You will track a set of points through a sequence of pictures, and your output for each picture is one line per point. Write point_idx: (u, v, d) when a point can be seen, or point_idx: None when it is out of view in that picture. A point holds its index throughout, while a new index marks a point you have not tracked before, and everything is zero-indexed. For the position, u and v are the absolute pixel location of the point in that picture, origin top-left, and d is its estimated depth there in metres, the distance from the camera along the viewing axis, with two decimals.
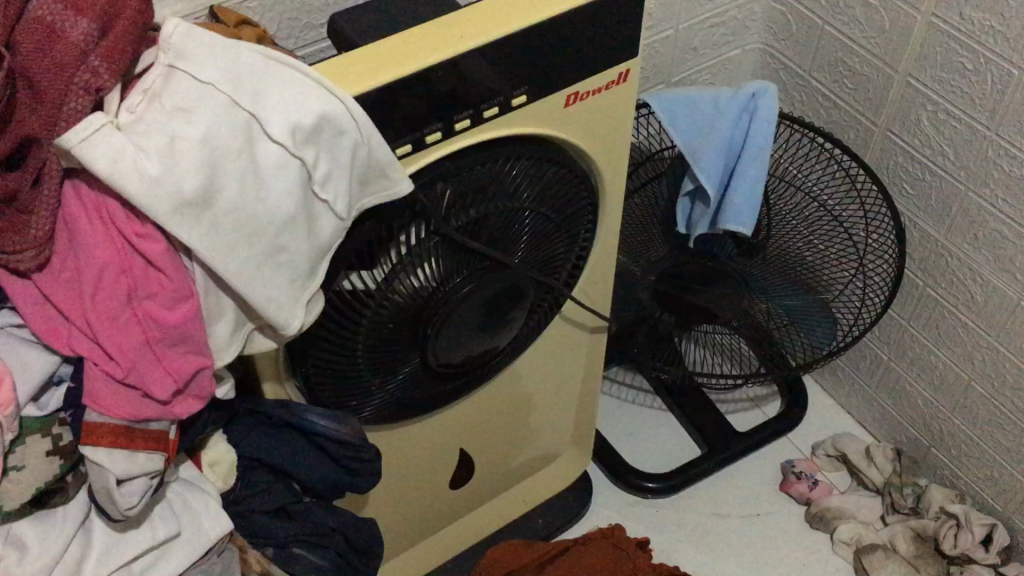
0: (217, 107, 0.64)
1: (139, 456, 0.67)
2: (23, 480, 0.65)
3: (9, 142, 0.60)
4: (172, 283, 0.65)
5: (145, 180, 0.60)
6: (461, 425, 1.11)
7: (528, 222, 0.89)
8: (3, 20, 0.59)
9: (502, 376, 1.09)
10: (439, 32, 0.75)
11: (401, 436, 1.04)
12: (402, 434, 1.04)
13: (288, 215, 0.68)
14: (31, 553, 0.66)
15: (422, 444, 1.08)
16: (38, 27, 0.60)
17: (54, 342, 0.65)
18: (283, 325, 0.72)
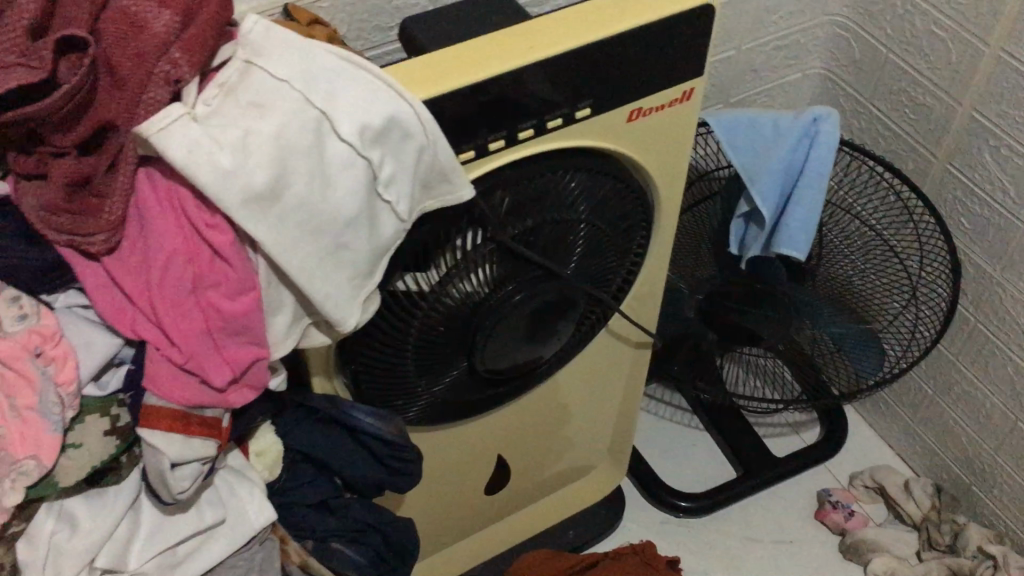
0: (291, 104, 0.65)
1: (193, 442, 0.69)
2: (80, 458, 0.66)
3: (87, 128, 0.63)
4: (237, 274, 0.66)
5: (218, 171, 0.62)
6: (500, 432, 1.12)
7: (583, 235, 0.90)
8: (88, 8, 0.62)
9: (543, 387, 1.10)
10: (508, 40, 0.76)
11: (443, 439, 1.05)
12: (441, 437, 1.05)
13: (351, 214, 0.69)
14: (82, 531, 0.69)
15: (462, 447, 1.09)
16: (121, 18, 0.63)
17: (118, 324, 0.67)
18: (339, 322, 0.72)
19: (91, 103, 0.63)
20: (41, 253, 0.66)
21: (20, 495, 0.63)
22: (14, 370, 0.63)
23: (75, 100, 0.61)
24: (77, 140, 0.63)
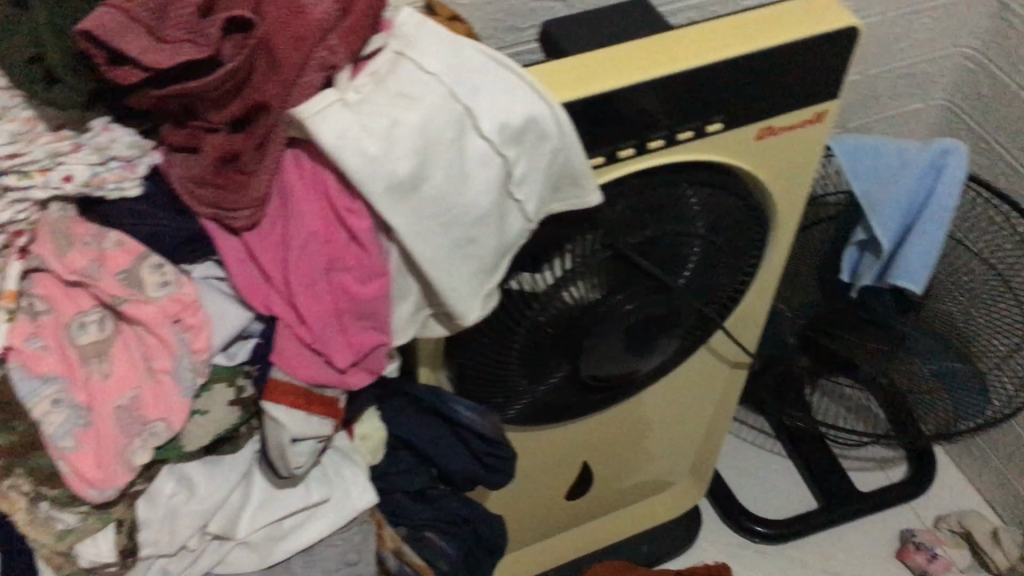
0: (437, 97, 0.66)
1: (312, 420, 0.70)
2: (204, 424, 0.68)
3: (239, 108, 0.65)
4: (369, 260, 0.67)
5: (364, 158, 0.63)
6: (589, 439, 1.12)
7: (697, 249, 0.89)
8: None
9: (636, 399, 1.09)
10: (652, 50, 0.76)
11: (535, 441, 1.05)
12: (534, 439, 1.05)
13: (484, 210, 0.70)
14: (198, 495, 0.71)
15: (551, 451, 1.09)
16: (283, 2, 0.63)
17: (252, 299, 0.68)
18: (460, 315, 0.73)
19: (246, 83, 0.64)
20: (185, 222, 0.68)
21: (148, 455, 0.65)
22: (154, 335, 0.65)
23: (230, 80, 0.63)
24: (228, 118, 0.65)
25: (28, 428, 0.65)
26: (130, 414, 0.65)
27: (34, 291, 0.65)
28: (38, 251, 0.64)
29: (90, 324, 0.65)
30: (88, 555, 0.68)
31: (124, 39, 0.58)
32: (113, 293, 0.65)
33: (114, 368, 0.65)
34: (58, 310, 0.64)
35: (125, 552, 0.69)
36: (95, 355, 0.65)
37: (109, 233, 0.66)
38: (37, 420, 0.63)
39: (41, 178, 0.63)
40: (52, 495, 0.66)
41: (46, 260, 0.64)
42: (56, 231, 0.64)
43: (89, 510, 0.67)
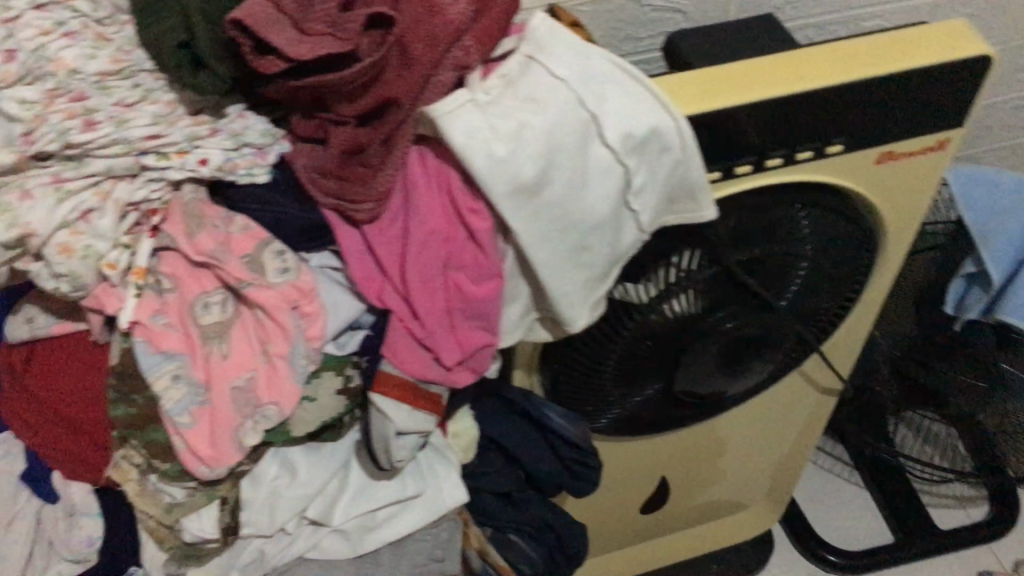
0: (565, 103, 0.66)
1: (417, 415, 0.71)
2: (312, 411, 0.69)
3: (369, 102, 0.64)
4: (486, 260, 0.67)
5: (492, 159, 0.63)
6: (672, 454, 1.11)
7: (803, 271, 0.88)
8: None
9: (722, 418, 1.08)
10: (780, 68, 0.75)
11: (619, 452, 1.05)
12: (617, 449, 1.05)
13: (601, 218, 0.70)
14: (300, 480, 0.72)
15: (633, 463, 1.09)
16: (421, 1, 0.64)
17: (367, 291, 0.69)
18: (568, 321, 0.73)
19: (378, 78, 0.64)
20: (307, 212, 0.68)
21: (258, 437, 0.67)
22: (272, 319, 0.66)
23: (364, 76, 0.63)
24: (358, 112, 0.66)
25: (148, 398, 0.67)
26: (245, 395, 0.66)
27: (162, 268, 0.66)
28: (169, 230, 0.66)
29: (213, 305, 0.66)
30: (191, 529, 0.70)
31: (272, 29, 0.59)
32: (237, 276, 0.66)
33: (234, 349, 0.66)
34: (182, 288, 0.66)
35: (227, 530, 0.71)
36: (216, 335, 0.66)
37: (235, 217, 0.68)
38: (157, 395, 0.65)
39: (178, 160, 0.64)
40: (163, 468, 0.68)
41: (176, 238, 0.65)
42: (188, 212, 0.66)
43: (197, 486, 0.69)
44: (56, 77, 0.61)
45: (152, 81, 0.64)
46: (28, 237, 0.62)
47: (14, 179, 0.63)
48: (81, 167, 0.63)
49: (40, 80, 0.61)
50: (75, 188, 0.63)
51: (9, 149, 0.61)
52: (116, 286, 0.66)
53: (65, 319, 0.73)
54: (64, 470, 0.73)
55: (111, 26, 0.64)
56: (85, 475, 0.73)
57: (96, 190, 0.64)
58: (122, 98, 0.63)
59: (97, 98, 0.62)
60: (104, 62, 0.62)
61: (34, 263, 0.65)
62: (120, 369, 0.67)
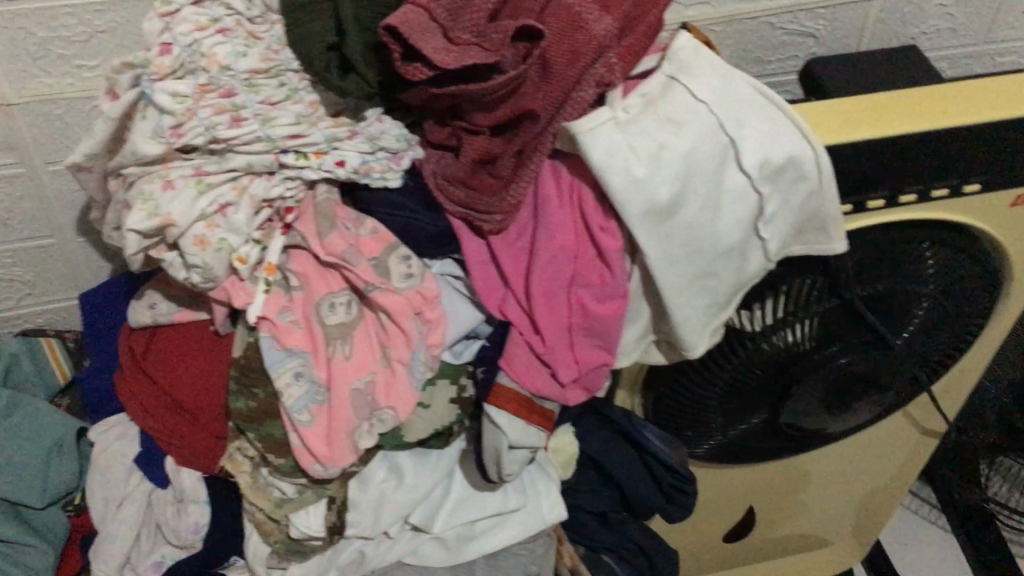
0: (705, 126, 0.65)
1: (530, 430, 0.70)
2: (426, 417, 0.70)
3: (505, 113, 0.64)
4: (612, 280, 0.67)
5: (630, 180, 0.62)
6: (765, 484, 1.09)
7: (923, 310, 0.86)
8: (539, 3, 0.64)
9: (819, 450, 1.06)
10: (920, 104, 0.74)
11: (713, 478, 1.04)
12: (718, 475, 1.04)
13: (730, 244, 0.68)
14: (406, 484, 0.72)
15: (725, 489, 1.07)
16: (565, 15, 0.63)
17: (488, 302, 0.69)
18: (687, 347, 0.71)
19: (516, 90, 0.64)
20: (435, 218, 0.69)
21: (373, 440, 0.67)
22: (396, 324, 0.66)
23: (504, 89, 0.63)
24: (493, 122, 0.65)
25: (268, 393, 0.67)
26: (364, 397, 0.66)
27: (291, 266, 0.67)
28: (301, 228, 0.67)
29: (338, 305, 0.67)
30: (299, 525, 0.70)
31: (422, 37, 0.59)
32: (365, 278, 0.66)
33: (355, 351, 0.66)
34: (310, 286, 0.67)
35: (332, 530, 0.71)
36: (340, 336, 0.66)
37: (366, 220, 0.68)
38: (278, 391, 0.66)
39: (316, 160, 0.65)
40: (276, 463, 0.68)
41: (308, 237, 0.67)
42: (320, 213, 0.67)
43: (307, 483, 0.70)
44: (208, 73, 0.62)
45: (298, 82, 0.65)
46: (168, 227, 0.62)
47: (159, 169, 0.64)
48: (222, 162, 0.64)
49: (193, 75, 0.62)
50: (215, 182, 0.64)
51: (158, 140, 0.62)
52: (245, 280, 0.66)
53: (187, 308, 0.75)
54: (179, 457, 0.74)
55: (262, 24, 0.65)
56: (200, 464, 0.74)
57: (234, 184, 0.65)
58: (268, 96, 0.64)
59: (244, 96, 0.63)
60: (254, 60, 0.63)
61: (170, 252, 0.66)
62: (243, 363, 0.68)
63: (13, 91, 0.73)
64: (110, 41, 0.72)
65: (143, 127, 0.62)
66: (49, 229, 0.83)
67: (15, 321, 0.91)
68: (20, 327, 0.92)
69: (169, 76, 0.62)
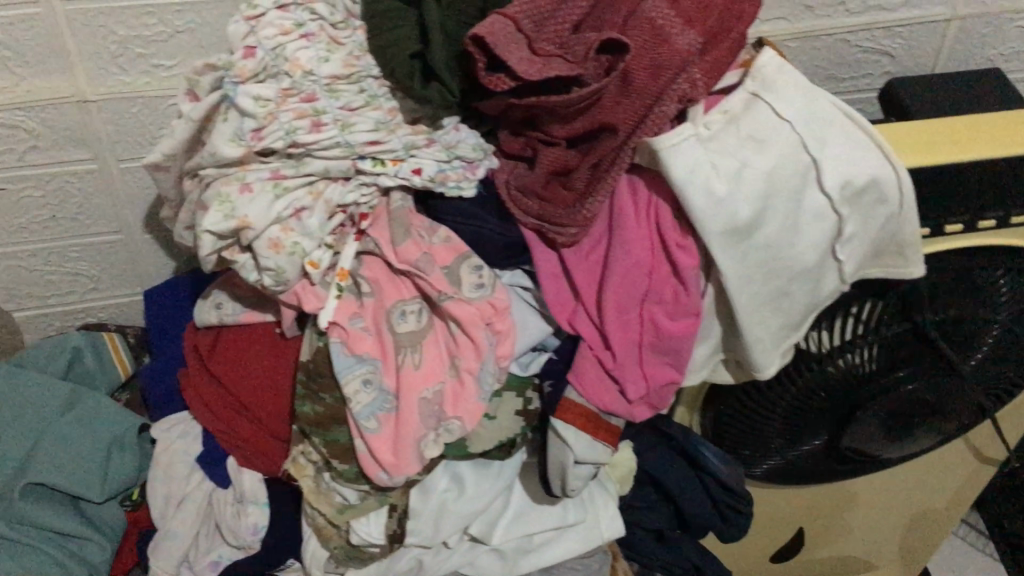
0: (788, 145, 0.64)
1: (596, 446, 0.69)
2: (492, 429, 0.69)
3: (584, 125, 0.64)
4: (686, 298, 0.66)
5: (711, 198, 0.62)
6: (818, 505, 1.08)
7: (994, 337, 0.84)
8: (620, 17, 0.63)
9: (877, 474, 1.04)
10: (1002, 128, 0.74)
11: (768, 495, 1.03)
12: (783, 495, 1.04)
13: (807, 266, 0.67)
14: (467, 495, 0.72)
15: (778, 508, 1.06)
16: (648, 28, 0.62)
17: (558, 315, 0.68)
18: (758, 368, 0.70)
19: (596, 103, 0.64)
20: (507, 230, 0.69)
21: (438, 450, 0.67)
22: (466, 334, 0.66)
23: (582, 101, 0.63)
24: (570, 134, 0.66)
25: (336, 399, 0.67)
26: (432, 407, 0.66)
27: (363, 272, 0.67)
28: (374, 234, 0.67)
29: (410, 313, 0.66)
30: (360, 533, 0.70)
31: (509, 47, 0.59)
32: (438, 287, 0.65)
33: (424, 360, 0.66)
34: (381, 293, 0.67)
35: (393, 538, 0.71)
36: (411, 345, 0.66)
37: (439, 227, 0.69)
38: (346, 397, 0.66)
39: (393, 168, 0.65)
40: (341, 469, 0.68)
41: (381, 243, 0.66)
42: (395, 220, 0.67)
43: (369, 490, 0.69)
44: (291, 77, 0.62)
45: (377, 88, 0.65)
46: (244, 229, 0.62)
47: (236, 171, 0.64)
48: (300, 166, 0.64)
49: (276, 79, 0.62)
50: (292, 185, 0.64)
51: (238, 143, 0.61)
52: (317, 285, 0.66)
53: (252, 309, 0.75)
54: (241, 458, 0.75)
55: (344, 30, 0.64)
56: (261, 466, 0.74)
57: (310, 189, 0.65)
58: (348, 102, 0.63)
59: (325, 101, 0.63)
60: (337, 65, 0.63)
61: (243, 254, 0.66)
62: (311, 368, 0.68)
63: (90, 87, 0.73)
64: (188, 41, 0.72)
65: (224, 130, 0.62)
66: (116, 225, 0.84)
67: (77, 315, 0.92)
68: (82, 321, 0.93)
69: (252, 79, 0.61)
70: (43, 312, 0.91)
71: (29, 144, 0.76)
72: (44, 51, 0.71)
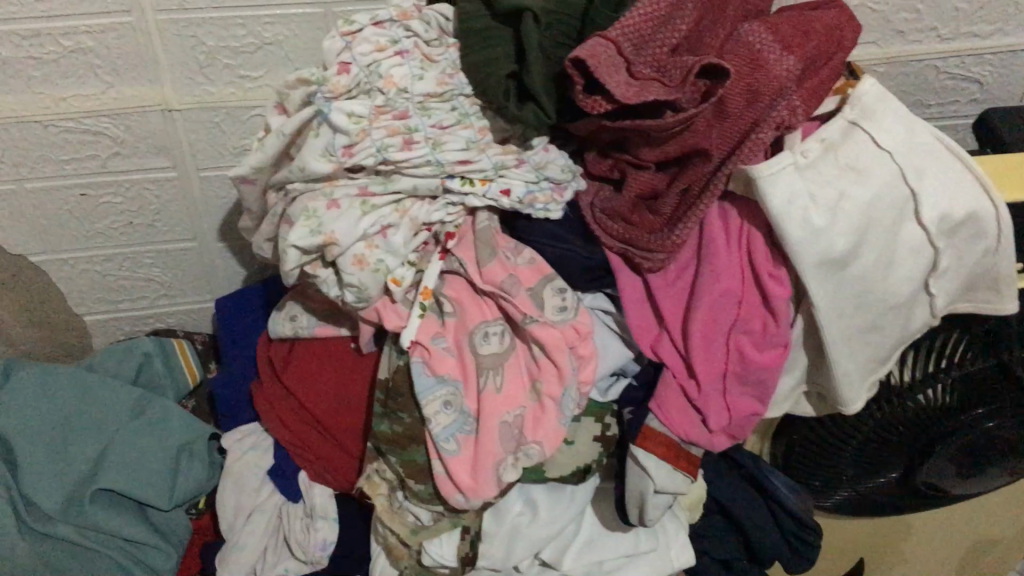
0: (887, 177, 0.63)
1: (676, 476, 0.67)
2: (570, 454, 0.68)
3: (673, 150, 0.63)
4: (775, 329, 0.64)
5: (808, 230, 0.60)
6: (890, 534, 1.06)
7: None
8: (717, 41, 0.63)
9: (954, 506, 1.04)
10: None
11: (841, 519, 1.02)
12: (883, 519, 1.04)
13: (901, 300, 0.65)
14: (540, 519, 0.71)
15: (850, 532, 1.05)
16: (746, 53, 0.61)
17: (641, 341, 0.67)
18: (844, 402, 0.68)
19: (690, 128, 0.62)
20: (591, 253, 0.67)
21: (517, 474, 0.65)
22: (549, 358, 0.65)
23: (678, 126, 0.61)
24: (660, 158, 0.64)
25: (414, 418, 0.66)
26: (511, 431, 0.65)
27: (446, 291, 0.67)
28: (460, 254, 0.67)
29: (493, 335, 0.65)
30: (433, 554, 0.69)
31: (609, 71, 0.57)
32: (522, 310, 0.64)
33: (506, 383, 0.65)
34: (464, 313, 0.66)
35: (465, 560, 0.70)
36: (492, 367, 0.65)
37: (523, 249, 0.68)
38: (426, 418, 0.65)
39: (482, 187, 0.64)
40: (415, 489, 0.67)
41: (466, 263, 0.66)
42: (481, 239, 0.66)
43: (443, 512, 0.69)
44: (385, 95, 0.61)
45: (468, 106, 0.64)
46: (330, 246, 0.62)
47: (323, 187, 0.63)
48: (388, 183, 0.63)
49: (370, 95, 0.62)
50: (380, 203, 0.63)
51: (330, 158, 0.61)
52: (398, 302, 0.66)
53: (327, 323, 0.74)
54: (311, 471, 0.74)
55: (438, 47, 0.64)
56: (333, 481, 0.74)
57: (396, 206, 0.64)
58: (440, 120, 0.63)
59: (417, 119, 0.62)
60: (431, 83, 0.62)
61: (325, 269, 0.66)
62: (390, 386, 0.67)
63: (177, 96, 0.73)
64: (276, 53, 0.73)
65: (315, 144, 0.62)
66: (191, 233, 0.84)
67: (148, 320, 0.93)
68: (152, 327, 0.94)
69: (344, 95, 0.61)
70: (115, 316, 0.92)
71: (112, 152, 0.77)
72: (133, 60, 0.71)
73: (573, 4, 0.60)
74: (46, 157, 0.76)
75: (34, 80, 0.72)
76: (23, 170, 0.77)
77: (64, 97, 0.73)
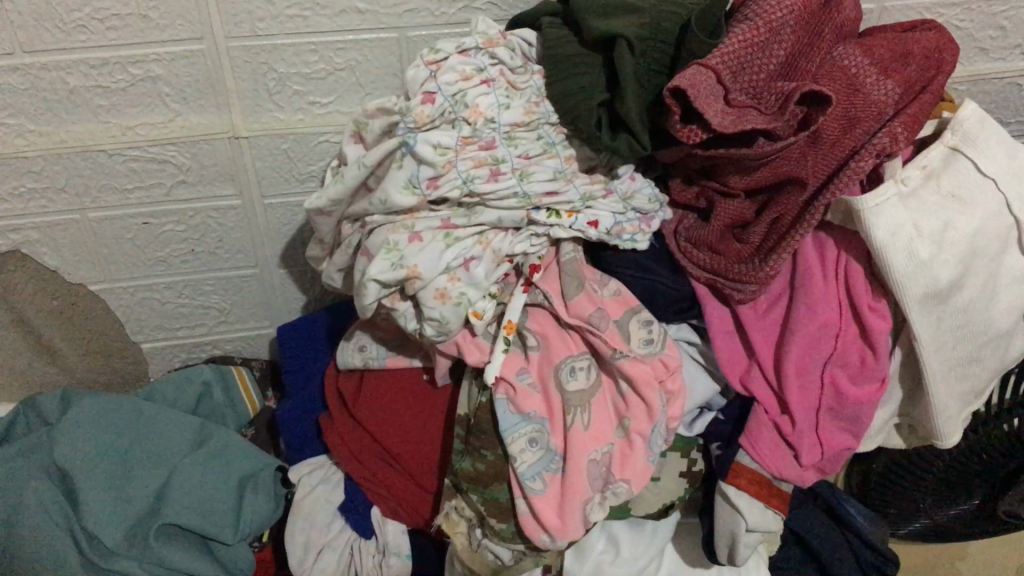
0: (991, 205, 0.61)
1: (768, 513, 0.65)
2: (655, 491, 0.67)
3: (766, 178, 0.60)
4: (874, 363, 0.62)
5: (914, 261, 0.58)
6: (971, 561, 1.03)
7: None
8: (809, 67, 0.60)
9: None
10: None
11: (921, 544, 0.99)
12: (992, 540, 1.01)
13: (1002, 331, 0.63)
14: (623, 557, 0.69)
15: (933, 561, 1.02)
16: (841, 77, 0.59)
17: (730, 374, 0.65)
18: (940, 437, 0.65)
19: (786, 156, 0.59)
20: (678, 282, 0.66)
21: (603, 513, 0.63)
22: (637, 394, 0.63)
23: (774, 154, 0.58)
24: (750, 186, 0.61)
25: (498, 455, 0.64)
26: (599, 468, 0.62)
27: (529, 325, 0.65)
28: (545, 287, 0.65)
29: (579, 370, 0.63)
30: None
31: (708, 100, 0.54)
32: (612, 345, 0.62)
33: (593, 420, 0.63)
34: (549, 348, 0.64)
35: None
36: (579, 405, 0.62)
37: (610, 280, 0.66)
38: (510, 456, 0.63)
39: (568, 219, 0.63)
40: (497, 528, 0.65)
41: (552, 296, 0.64)
42: (567, 271, 0.65)
43: (524, 551, 0.66)
44: (472, 125, 0.59)
45: (554, 135, 0.63)
46: (413, 280, 0.59)
47: (404, 219, 0.61)
48: (472, 216, 0.61)
49: (455, 126, 0.60)
50: (462, 235, 0.61)
51: (413, 191, 0.59)
52: (479, 336, 0.64)
53: (397, 353, 0.73)
54: (386, 508, 0.73)
55: (522, 75, 0.63)
56: (406, 516, 0.72)
57: (479, 239, 0.62)
58: (526, 150, 0.61)
59: (503, 149, 0.61)
60: (518, 112, 0.61)
61: (404, 302, 0.63)
62: (471, 422, 0.66)
63: (245, 123, 0.72)
64: (347, 79, 0.71)
65: (397, 176, 0.59)
66: (253, 260, 0.83)
67: (205, 347, 0.91)
68: (208, 353, 0.92)
69: (428, 126, 0.59)
70: (172, 343, 0.90)
71: (176, 180, 0.75)
72: (203, 87, 0.70)
73: (667, 31, 0.58)
74: (110, 185, 0.75)
75: (101, 108, 0.70)
76: (86, 199, 0.76)
77: (131, 125, 0.72)
